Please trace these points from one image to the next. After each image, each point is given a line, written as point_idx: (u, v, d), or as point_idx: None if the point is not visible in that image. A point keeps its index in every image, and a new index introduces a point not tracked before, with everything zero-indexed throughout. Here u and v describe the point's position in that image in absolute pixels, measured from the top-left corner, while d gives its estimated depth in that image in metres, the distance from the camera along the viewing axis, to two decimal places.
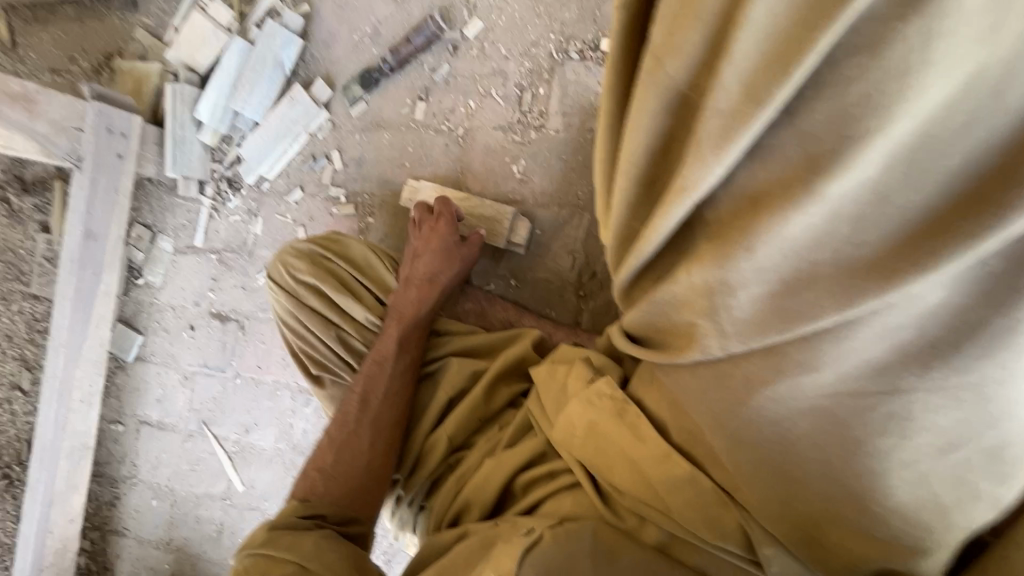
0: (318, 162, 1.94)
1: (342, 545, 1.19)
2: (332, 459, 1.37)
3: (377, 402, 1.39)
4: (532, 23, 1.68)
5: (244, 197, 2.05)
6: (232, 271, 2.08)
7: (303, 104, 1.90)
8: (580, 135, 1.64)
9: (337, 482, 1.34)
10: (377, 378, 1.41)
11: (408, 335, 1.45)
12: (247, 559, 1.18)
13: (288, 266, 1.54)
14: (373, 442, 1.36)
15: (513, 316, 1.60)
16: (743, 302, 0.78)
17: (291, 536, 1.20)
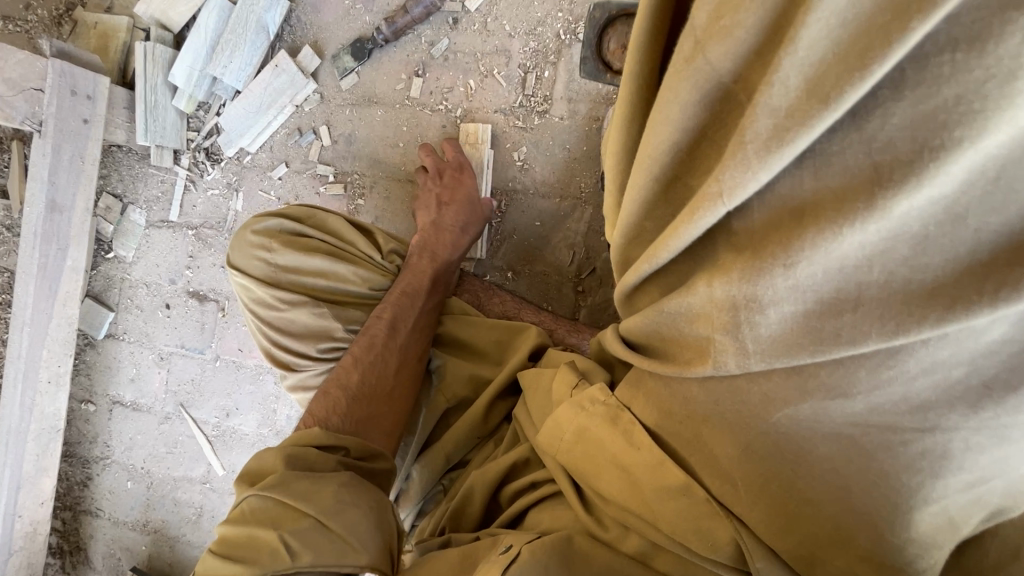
0: (305, 137, 1.83)
1: (360, 501, 1.06)
2: (357, 381, 1.29)
3: (407, 337, 1.38)
4: None
5: (224, 169, 1.93)
6: (212, 249, 1.98)
7: (291, 74, 1.77)
8: (587, 125, 1.58)
9: (360, 410, 1.26)
10: (410, 314, 1.40)
11: (438, 279, 1.48)
12: (254, 499, 1.06)
13: (262, 246, 1.43)
14: (399, 376, 1.34)
15: (511, 309, 1.54)
16: (772, 319, 0.65)
17: (306, 481, 1.06)
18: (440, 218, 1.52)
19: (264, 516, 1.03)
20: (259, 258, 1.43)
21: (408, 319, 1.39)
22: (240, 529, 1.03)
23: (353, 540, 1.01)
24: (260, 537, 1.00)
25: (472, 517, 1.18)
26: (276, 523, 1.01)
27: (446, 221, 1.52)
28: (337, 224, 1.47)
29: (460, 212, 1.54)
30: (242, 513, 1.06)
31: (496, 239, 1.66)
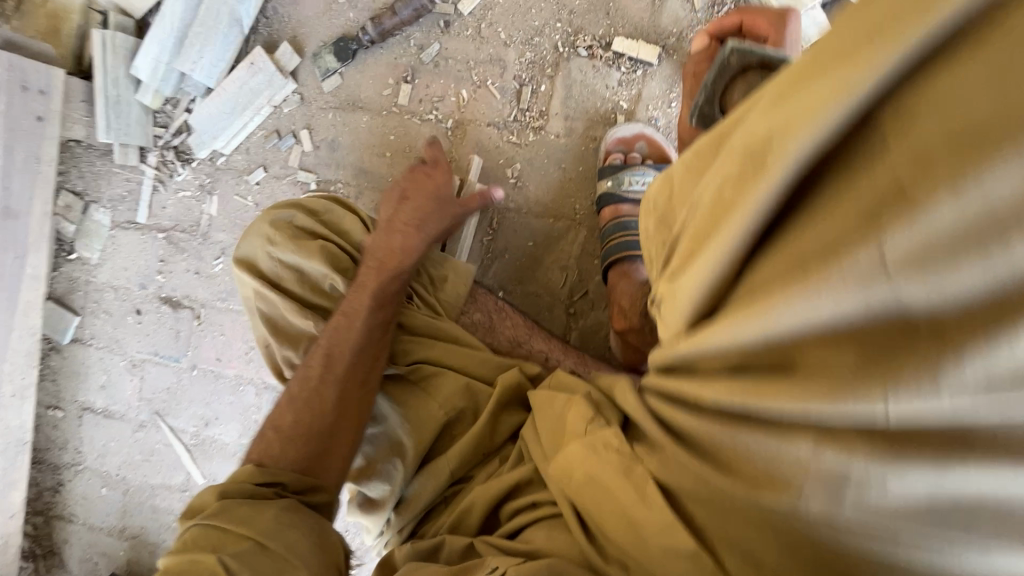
0: (284, 141, 1.72)
1: (305, 527, 1.09)
2: (292, 418, 1.26)
3: (345, 356, 1.29)
4: (537, 7, 1.52)
5: (195, 170, 1.82)
6: (184, 253, 1.87)
7: (269, 73, 1.65)
8: (583, 144, 1.53)
9: (298, 441, 1.23)
10: (344, 331, 1.30)
11: (383, 287, 1.34)
12: (196, 529, 1.04)
13: (267, 241, 1.38)
14: (343, 398, 1.28)
15: (523, 335, 1.45)
16: (890, 497, 0.54)
17: (246, 510, 1.07)
18: (395, 216, 1.39)
19: (205, 542, 1.01)
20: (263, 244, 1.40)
21: (344, 337, 1.30)
22: (178, 558, 1.00)
23: (296, 559, 1.02)
24: (201, 560, 0.98)
25: (469, 527, 1.14)
26: (219, 546, 1.00)
27: (401, 220, 1.39)
28: (353, 224, 1.43)
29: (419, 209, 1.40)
30: (179, 545, 1.02)
31: (487, 257, 1.61)
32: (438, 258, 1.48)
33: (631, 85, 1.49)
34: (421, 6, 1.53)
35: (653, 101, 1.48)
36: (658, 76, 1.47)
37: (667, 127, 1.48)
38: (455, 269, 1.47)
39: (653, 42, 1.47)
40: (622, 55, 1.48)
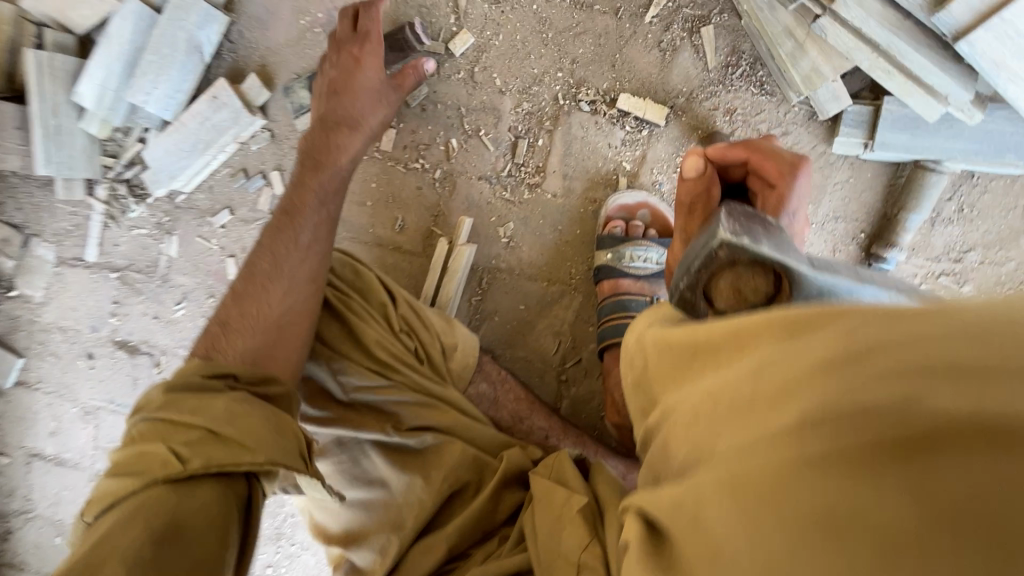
0: (253, 182, 1.56)
1: (259, 410, 0.99)
2: (235, 313, 1.14)
3: (289, 236, 1.18)
4: (536, 53, 1.39)
5: (152, 206, 1.65)
6: (141, 296, 1.71)
7: (234, 109, 1.48)
8: (582, 206, 1.42)
9: (242, 335, 1.11)
10: (283, 239, 1.18)
11: (328, 196, 1.23)
12: (142, 423, 0.95)
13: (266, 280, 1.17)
14: (297, 266, 1.16)
15: (524, 410, 1.33)
16: None
17: (195, 399, 0.97)
18: (330, 112, 1.25)
19: (153, 435, 0.93)
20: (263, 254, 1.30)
21: (283, 239, 1.18)
22: (125, 453, 0.92)
23: (252, 446, 0.94)
24: (151, 452, 0.91)
25: None
26: (168, 437, 0.92)
27: (338, 115, 1.25)
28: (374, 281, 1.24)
29: (357, 100, 1.26)
30: (126, 442, 0.94)
31: (474, 318, 1.49)
32: (445, 322, 1.29)
33: (636, 145, 1.38)
34: (407, 45, 1.37)
35: (658, 164, 1.38)
36: (665, 137, 1.37)
37: (672, 193, 1.39)
38: (460, 335, 1.29)
39: (661, 101, 1.36)
40: (628, 113, 1.37)
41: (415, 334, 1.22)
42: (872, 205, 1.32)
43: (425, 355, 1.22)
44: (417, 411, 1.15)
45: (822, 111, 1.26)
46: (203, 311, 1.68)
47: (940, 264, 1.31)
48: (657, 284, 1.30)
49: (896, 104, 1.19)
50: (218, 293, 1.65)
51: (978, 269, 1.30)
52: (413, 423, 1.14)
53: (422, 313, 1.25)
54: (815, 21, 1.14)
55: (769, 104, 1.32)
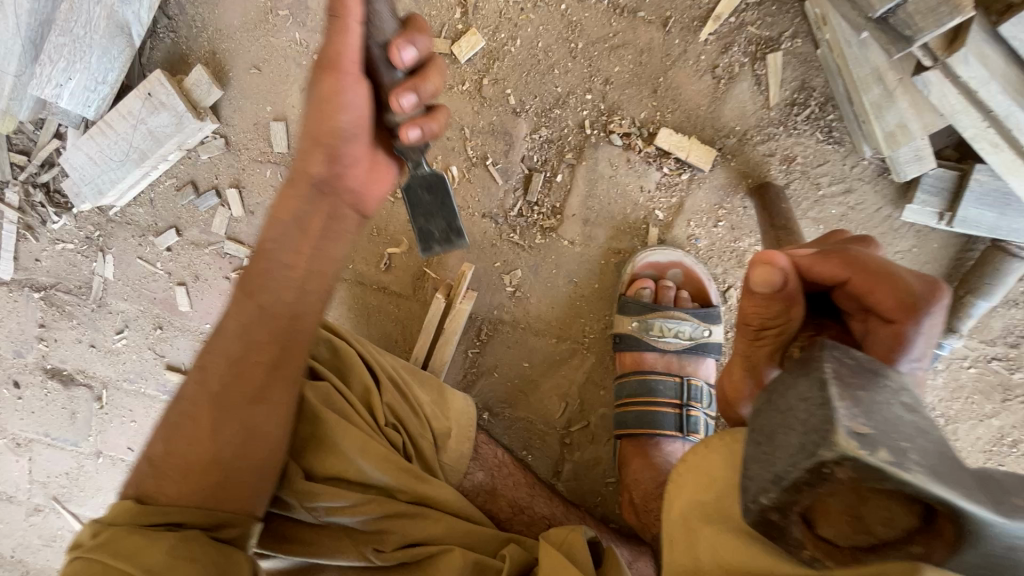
0: (204, 200, 1.28)
1: (216, 548, 0.77)
2: (192, 431, 0.82)
3: (245, 340, 0.85)
4: (561, 67, 1.14)
5: (81, 218, 1.36)
6: (72, 321, 1.43)
7: (176, 111, 1.17)
8: (603, 257, 1.21)
9: (178, 477, 0.81)
10: (230, 344, 0.85)
11: (296, 285, 0.85)
12: (80, 561, 0.73)
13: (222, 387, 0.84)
14: (253, 377, 0.85)
15: (524, 499, 1.13)
16: None
17: (139, 535, 0.75)
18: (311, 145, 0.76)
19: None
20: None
21: (248, 330, 0.84)
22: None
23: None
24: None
25: None
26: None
27: (321, 151, 0.76)
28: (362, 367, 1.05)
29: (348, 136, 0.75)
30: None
31: (469, 375, 1.31)
32: (436, 400, 1.11)
33: (673, 190, 1.16)
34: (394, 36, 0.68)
35: (696, 216, 1.17)
36: (707, 184, 1.15)
37: (709, 249, 1.18)
38: (454, 414, 1.11)
39: (708, 140, 1.14)
40: (666, 153, 1.14)
41: (402, 426, 1.04)
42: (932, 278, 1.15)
43: (414, 451, 1.04)
44: (403, 524, 0.95)
45: (897, 173, 1.04)
46: (148, 344, 1.41)
47: (995, 348, 1.18)
48: (686, 359, 1.16)
49: (988, 175, 1.00)
50: (165, 324, 1.39)
51: None
52: (403, 540, 0.94)
53: (410, 395, 1.08)
54: (919, 73, 0.92)
55: (836, 154, 1.11)
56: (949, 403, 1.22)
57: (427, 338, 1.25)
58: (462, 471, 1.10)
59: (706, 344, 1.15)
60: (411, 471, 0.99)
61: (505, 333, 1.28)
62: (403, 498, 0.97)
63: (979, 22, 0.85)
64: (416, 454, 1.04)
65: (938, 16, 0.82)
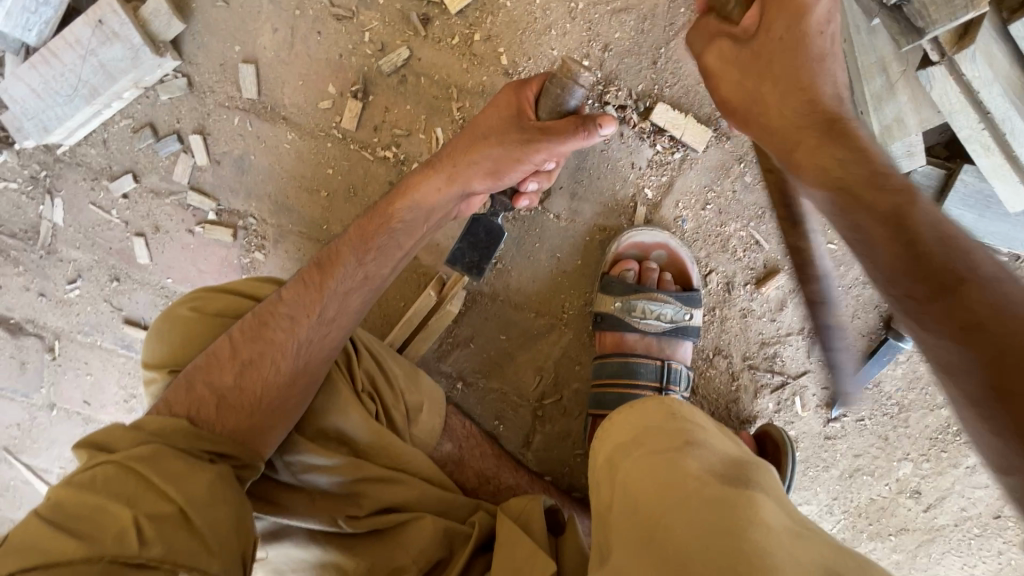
0: (164, 145, 1.18)
1: (241, 499, 0.81)
2: (266, 373, 0.90)
3: (333, 299, 0.94)
4: (558, 28, 1.07)
5: (25, 156, 1.24)
6: (18, 267, 1.33)
7: (131, 44, 1.05)
8: (588, 234, 1.19)
9: (242, 410, 0.88)
10: (319, 301, 0.94)
11: (394, 263, 0.99)
12: (111, 465, 0.75)
13: (309, 343, 0.92)
14: (328, 336, 0.93)
15: (491, 469, 1.15)
16: None
17: (183, 462, 0.79)
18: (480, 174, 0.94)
19: (118, 489, 0.73)
20: (189, 305, 0.98)
21: (350, 300, 0.95)
22: (77, 496, 0.72)
23: (215, 547, 0.74)
24: (108, 511, 0.71)
25: None
26: (134, 499, 0.73)
27: (484, 178, 0.94)
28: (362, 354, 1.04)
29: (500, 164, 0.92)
30: (83, 478, 0.74)
31: (444, 345, 1.29)
32: (410, 373, 1.10)
33: (664, 169, 1.13)
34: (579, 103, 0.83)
35: (685, 197, 1.15)
36: (699, 165, 1.13)
37: (695, 232, 1.17)
38: (427, 389, 1.10)
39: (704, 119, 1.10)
40: (662, 130, 1.10)
41: (377, 396, 1.02)
42: None
43: (388, 419, 1.03)
44: (378, 489, 0.95)
45: None
46: (104, 295, 1.33)
47: None
48: (665, 341, 1.17)
49: (974, 176, 0.99)
50: (122, 276, 1.30)
51: None
52: (376, 505, 0.94)
53: (385, 365, 1.06)
54: (924, 68, 0.91)
55: None
56: (904, 393, 1.29)
57: (410, 326, 1.22)
58: (433, 440, 1.10)
59: (685, 328, 1.16)
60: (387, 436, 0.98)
61: (484, 307, 1.26)
62: (376, 466, 0.97)
63: (990, 19, 0.86)
64: (390, 424, 1.02)
65: (953, 9, 0.81)
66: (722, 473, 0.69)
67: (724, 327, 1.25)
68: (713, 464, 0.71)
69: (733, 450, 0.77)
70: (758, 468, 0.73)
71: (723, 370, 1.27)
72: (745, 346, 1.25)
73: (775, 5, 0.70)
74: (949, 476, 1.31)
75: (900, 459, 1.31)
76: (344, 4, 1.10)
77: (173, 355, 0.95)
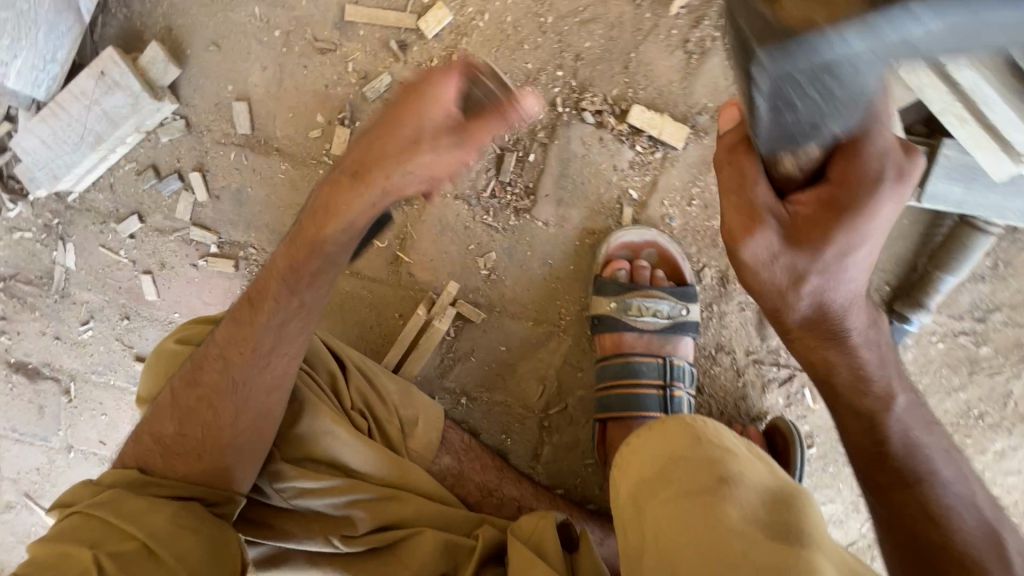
0: (166, 183, 1.24)
1: (211, 524, 0.86)
2: (206, 418, 0.91)
3: (258, 330, 0.90)
4: (530, 41, 1.11)
5: (40, 206, 1.31)
6: (35, 312, 1.38)
7: (132, 92, 1.12)
8: (577, 239, 1.20)
9: (190, 457, 0.90)
10: (246, 334, 0.90)
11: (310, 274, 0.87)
12: (77, 515, 0.82)
13: (240, 379, 0.90)
14: (264, 365, 0.90)
15: (494, 481, 1.15)
16: None
17: (140, 502, 0.84)
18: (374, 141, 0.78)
19: (84, 534, 0.79)
20: (175, 338, 1.01)
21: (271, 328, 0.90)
22: (49, 547, 0.79)
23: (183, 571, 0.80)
24: (71, 556, 0.77)
25: None
26: (96, 541, 0.79)
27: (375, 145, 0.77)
28: (355, 380, 1.06)
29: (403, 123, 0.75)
30: (54, 532, 0.81)
31: (447, 361, 1.29)
32: (403, 391, 1.11)
33: (646, 169, 1.15)
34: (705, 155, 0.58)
35: (671, 194, 1.16)
36: (681, 162, 1.14)
37: (683, 229, 1.18)
38: (423, 404, 1.11)
39: (681, 117, 1.12)
40: (640, 130, 1.12)
41: (369, 414, 1.06)
42: (901, 256, 1.15)
43: (381, 434, 1.06)
44: (374, 508, 0.96)
45: None
46: (116, 334, 1.37)
47: (963, 322, 1.22)
48: (663, 338, 1.15)
49: (956, 150, 1.00)
50: (132, 314, 1.35)
51: (1003, 331, 1.21)
52: (373, 523, 0.95)
53: (376, 381, 1.09)
54: None
55: None
56: (918, 378, 1.25)
57: (401, 347, 1.25)
58: (433, 451, 1.10)
59: (684, 323, 1.15)
60: (380, 451, 1.00)
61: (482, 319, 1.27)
62: (371, 484, 0.98)
63: None
64: (384, 440, 1.05)
65: None
66: (762, 519, 0.69)
67: (724, 323, 1.24)
68: (751, 507, 0.70)
69: (767, 481, 0.76)
70: (798, 502, 0.73)
71: (727, 366, 1.25)
72: (748, 341, 1.24)
73: (842, 196, 0.64)
74: (980, 464, 1.26)
75: None
76: (328, 38, 1.16)
77: (161, 390, 0.98)
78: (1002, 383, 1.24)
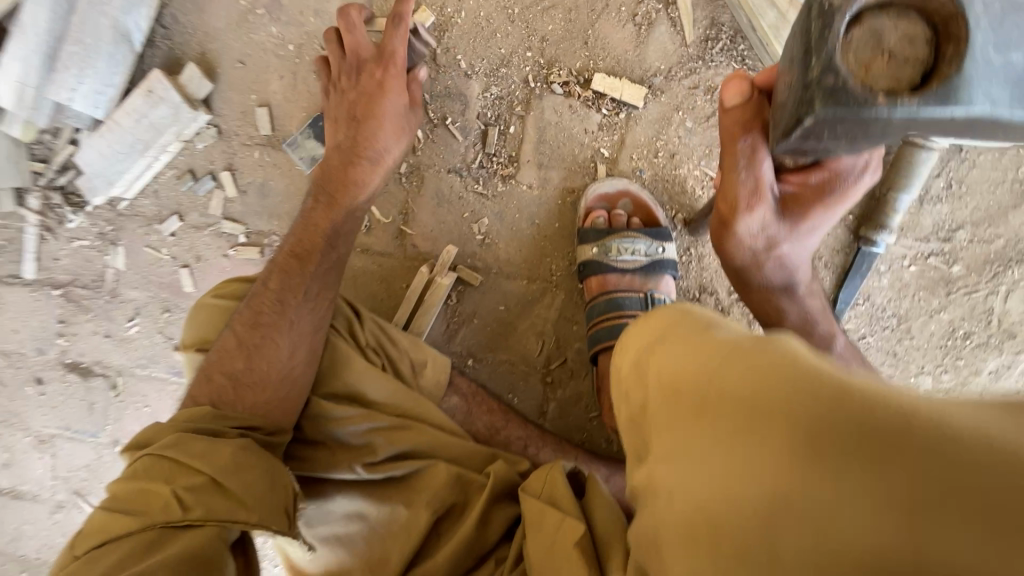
0: (201, 184, 1.43)
1: (266, 462, 0.92)
2: (268, 357, 1.03)
3: (315, 280, 1.11)
4: (502, 30, 1.30)
5: (95, 216, 1.50)
6: (88, 313, 1.56)
7: (173, 104, 1.35)
8: (560, 199, 1.34)
9: (257, 388, 1.02)
10: (302, 279, 1.10)
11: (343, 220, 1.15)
12: (147, 457, 0.88)
13: (295, 321, 1.06)
14: (318, 306, 1.10)
15: (500, 423, 1.23)
16: None
17: (204, 442, 0.90)
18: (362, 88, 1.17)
19: (157, 473, 0.86)
20: (211, 295, 1.16)
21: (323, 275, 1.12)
22: (127, 486, 0.85)
23: (249, 502, 0.86)
24: (151, 491, 0.84)
25: None
26: (171, 478, 0.86)
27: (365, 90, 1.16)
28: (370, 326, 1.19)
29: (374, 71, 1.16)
30: (130, 472, 0.88)
31: (453, 324, 1.39)
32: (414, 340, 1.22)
33: (613, 129, 1.30)
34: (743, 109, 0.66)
35: (638, 149, 1.30)
36: (644, 120, 1.29)
37: (653, 179, 1.31)
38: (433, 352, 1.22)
39: (638, 80, 1.28)
40: (604, 95, 1.29)
41: (382, 352, 1.18)
42: None
43: (393, 372, 1.17)
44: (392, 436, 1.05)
45: None
46: (158, 327, 1.54)
47: (929, 244, 1.29)
48: (644, 276, 1.26)
49: None
50: (172, 307, 1.52)
51: (969, 249, 1.28)
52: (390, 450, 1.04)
53: (388, 328, 1.21)
54: None
55: None
56: (897, 303, 1.31)
57: (407, 307, 1.36)
58: (440, 392, 1.21)
59: (661, 261, 1.26)
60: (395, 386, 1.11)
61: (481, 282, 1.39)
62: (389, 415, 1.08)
63: None
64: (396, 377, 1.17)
65: None
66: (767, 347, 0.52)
67: (703, 265, 1.34)
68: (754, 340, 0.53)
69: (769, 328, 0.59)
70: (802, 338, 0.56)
71: (712, 307, 1.34)
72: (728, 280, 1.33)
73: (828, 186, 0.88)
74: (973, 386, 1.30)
75: (915, 374, 1.32)
76: None
77: (199, 336, 1.12)
78: (980, 301, 1.29)
